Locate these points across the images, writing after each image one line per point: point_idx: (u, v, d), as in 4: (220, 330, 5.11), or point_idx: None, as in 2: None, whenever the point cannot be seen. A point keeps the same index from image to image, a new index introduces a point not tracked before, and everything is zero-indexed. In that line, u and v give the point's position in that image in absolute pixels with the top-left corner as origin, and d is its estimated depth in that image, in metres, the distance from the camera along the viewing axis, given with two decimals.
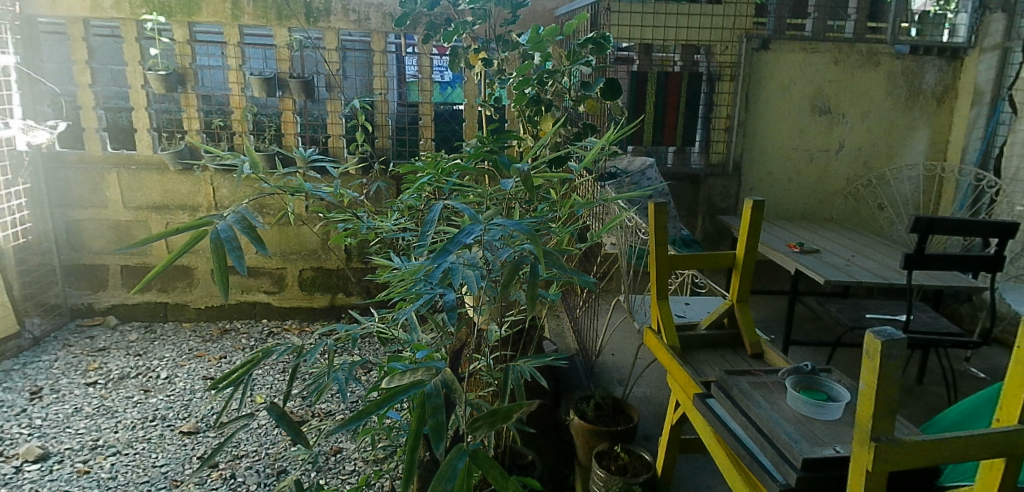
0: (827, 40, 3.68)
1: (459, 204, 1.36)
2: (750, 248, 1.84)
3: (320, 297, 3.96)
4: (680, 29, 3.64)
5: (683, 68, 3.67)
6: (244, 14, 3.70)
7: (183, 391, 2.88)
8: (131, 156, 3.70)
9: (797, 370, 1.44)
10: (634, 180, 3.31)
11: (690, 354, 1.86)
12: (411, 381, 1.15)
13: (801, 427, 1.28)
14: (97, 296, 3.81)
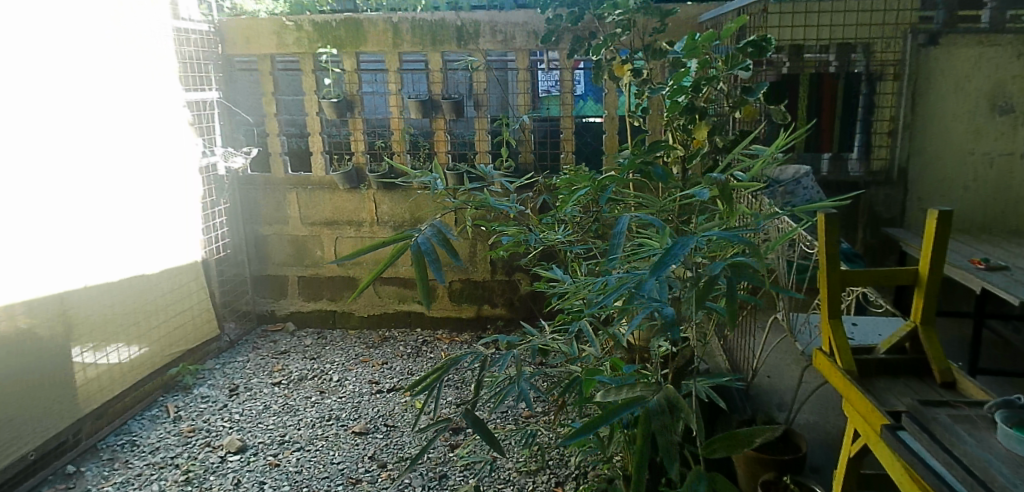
0: (1008, 31, 3.25)
1: (648, 214, 1.31)
2: (936, 261, 1.58)
3: (467, 308, 4.11)
4: (834, 27, 3.33)
5: (838, 70, 3.37)
6: (403, 42, 3.95)
7: (352, 394, 3.10)
8: (308, 177, 4.09)
9: (1009, 405, 1.25)
10: (787, 190, 3.10)
11: (869, 381, 1.60)
12: (630, 397, 1.14)
13: (1021, 471, 1.10)
14: (279, 304, 4.23)
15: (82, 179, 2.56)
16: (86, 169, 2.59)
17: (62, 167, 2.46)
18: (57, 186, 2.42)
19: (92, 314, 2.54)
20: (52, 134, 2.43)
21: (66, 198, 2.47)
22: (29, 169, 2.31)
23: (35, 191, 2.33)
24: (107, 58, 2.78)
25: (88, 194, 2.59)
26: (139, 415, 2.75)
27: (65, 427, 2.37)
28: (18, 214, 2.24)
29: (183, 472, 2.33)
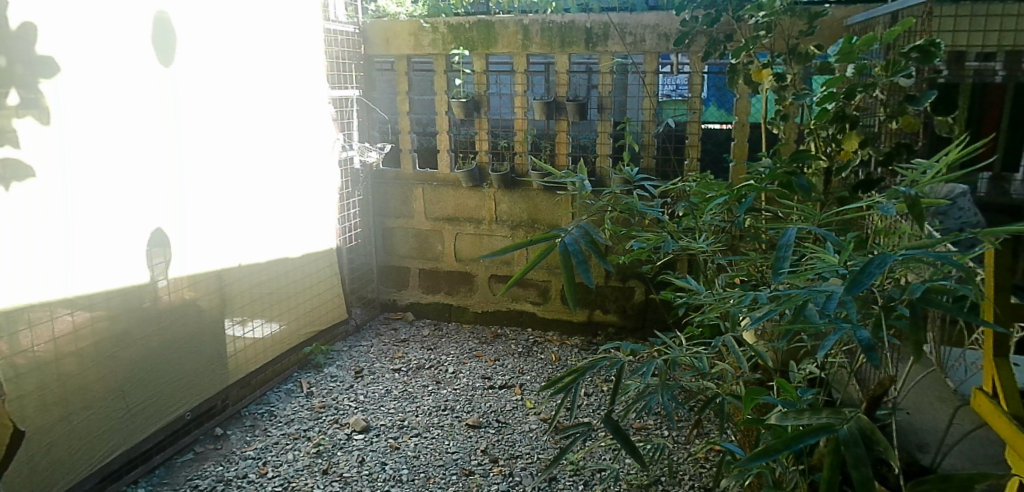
0: None
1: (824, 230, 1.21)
2: None
3: (579, 311, 4.06)
4: (1005, 33, 2.99)
5: (1006, 79, 3.02)
6: (533, 44, 3.98)
7: (466, 387, 3.16)
8: (435, 174, 4.23)
9: None
10: (941, 210, 2.78)
11: None
12: (817, 422, 1.05)
13: None
14: (400, 294, 4.41)
15: (250, 163, 2.67)
16: (250, 152, 2.66)
17: (236, 151, 2.58)
18: (229, 168, 2.54)
19: (247, 291, 2.66)
20: (232, 119, 2.55)
21: (235, 179, 2.58)
22: (210, 150, 2.43)
23: (212, 171, 2.45)
24: (287, 51, 2.90)
25: (254, 178, 2.70)
26: (276, 388, 2.96)
27: (219, 390, 2.53)
28: (195, 191, 2.35)
29: (314, 444, 2.48)
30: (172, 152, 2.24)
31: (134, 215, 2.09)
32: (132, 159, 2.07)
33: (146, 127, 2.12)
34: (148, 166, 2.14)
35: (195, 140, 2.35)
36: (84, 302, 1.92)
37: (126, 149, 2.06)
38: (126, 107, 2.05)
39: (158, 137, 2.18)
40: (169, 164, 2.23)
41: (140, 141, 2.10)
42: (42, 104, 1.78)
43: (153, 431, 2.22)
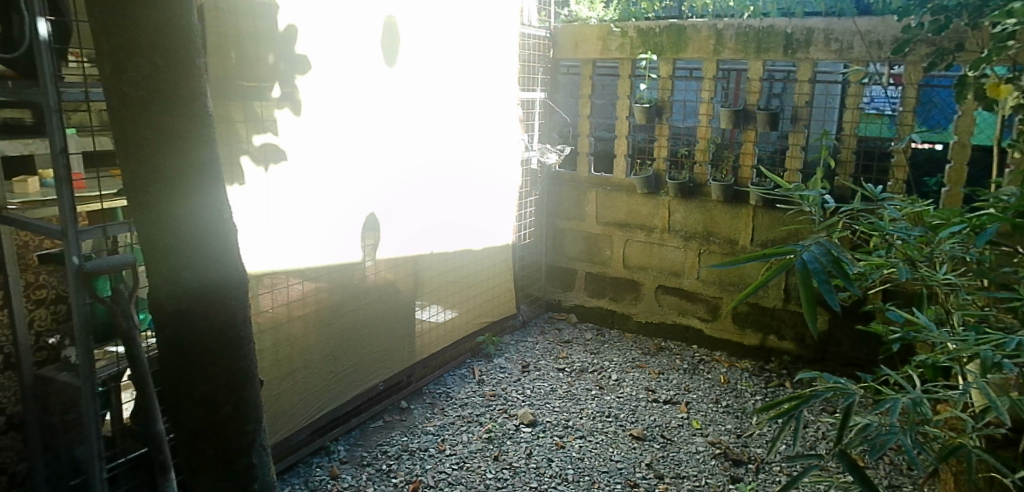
0: None
1: None
2: None
3: (751, 334, 3.79)
4: None
5: None
6: (725, 49, 3.74)
7: (630, 396, 3.10)
8: (609, 178, 4.15)
9: None
10: None
11: None
12: None
13: None
14: (565, 295, 4.44)
15: (446, 157, 2.81)
16: (446, 146, 2.80)
17: (437, 146, 2.74)
18: (430, 161, 2.71)
19: (434, 278, 2.83)
20: (430, 112, 2.67)
21: (435, 173, 2.75)
22: (414, 143, 2.59)
23: (417, 163, 2.63)
24: (482, 48, 2.97)
25: (449, 171, 2.85)
26: (450, 371, 3.13)
27: (404, 367, 2.72)
28: (402, 182, 2.55)
29: (485, 431, 2.59)
30: (387, 146, 2.44)
31: (353, 201, 2.30)
32: (354, 152, 2.28)
33: (365, 124, 2.31)
34: (368, 158, 2.35)
35: (402, 134, 2.52)
36: (309, 274, 2.15)
37: (348, 142, 2.25)
38: (351, 106, 2.24)
39: (376, 132, 2.37)
40: (383, 156, 2.42)
41: (360, 135, 2.30)
42: (296, 98, 2.02)
43: (351, 397, 2.43)
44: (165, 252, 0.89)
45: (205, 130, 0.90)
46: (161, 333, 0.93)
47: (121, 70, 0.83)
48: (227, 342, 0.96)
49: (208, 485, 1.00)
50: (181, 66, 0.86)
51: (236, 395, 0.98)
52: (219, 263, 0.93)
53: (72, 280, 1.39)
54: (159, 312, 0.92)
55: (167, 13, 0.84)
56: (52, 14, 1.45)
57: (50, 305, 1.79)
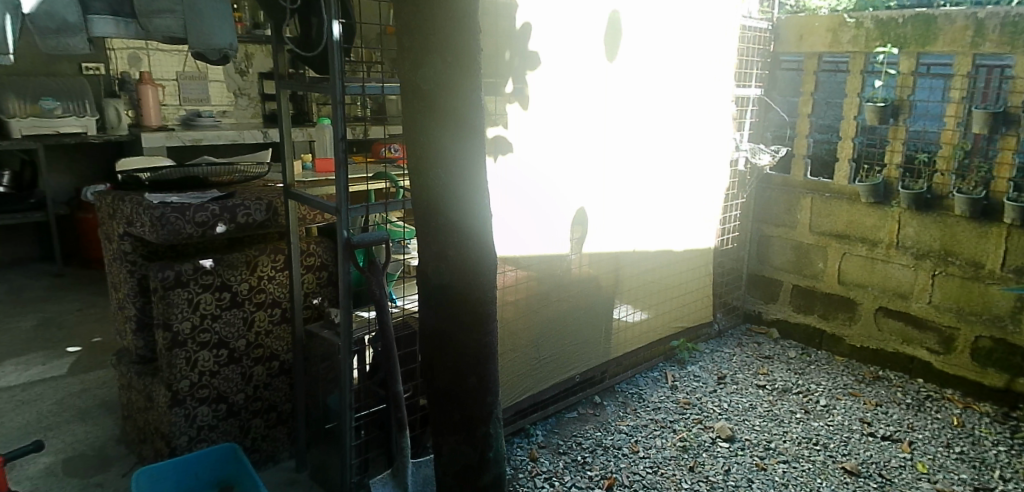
0: None
1: None
2: None
3: (995, 375, 3.20)
4: None
5: None
6: (986, 42, 3.09)
7: (841, 426, 2.81)
8: (828, 184, 3.73)
9: None
10: None
11: None
12: None
13: None
14: (767, 307, 4.14)
15: (630, 162, 2.62)
16: (632, 150, 2.61)
17: (621, 150, 2.56)
18: (613, 166, 2.53)
19: (634, 276, 2.80)
20: (619, 113, 2.50)
21: (618, 179, 2.58)
22: (598, 146, 2.44)
23: (599, 169, 2.47)
24: (683, 39, 2.76)
25: (632, 177, 2.65)
26: (643, 371, 3.10)
27: (600, 363, 2.73)
28: (582, 188, 2.41)
29: (680, 439, 2.51)
30: (571, 145, 2.33)
31: (567, 195, 2.36)
32: (537, 154, 2.21)
33: (549, 122, 2.22)
34: (571, 161, 2.34)
35: (587, 135, 2.38)
36: (522, 262, 2.25)
37: (532, 142, 2.18)
38: (538, 105, 2.17)
39: (562, 132, 2.27)
40: (566, 159, 2.31)
41: (544, 136, 2.22)
42: (525, 93, 2.11)
43: (551, 385, 2.51)
44: (436, 236, 0.94)
45: (481, 127, 0.90)
46: (426, 306, 1.00)
47: (417, 71, 0.85)
48: (478, 324, 0.99)
49: (451, 443, 1.08)
50: (464, 64, 0.85)
51: (482, 371, 1.02)
52: (479, 253, 0.95)
53: (341, 251, 1.63)
54: (427, 286, 0.98)
55: (458, 14, 0.83)
56: (342, 18, 1.70)
57: (317, 270, 2.06)
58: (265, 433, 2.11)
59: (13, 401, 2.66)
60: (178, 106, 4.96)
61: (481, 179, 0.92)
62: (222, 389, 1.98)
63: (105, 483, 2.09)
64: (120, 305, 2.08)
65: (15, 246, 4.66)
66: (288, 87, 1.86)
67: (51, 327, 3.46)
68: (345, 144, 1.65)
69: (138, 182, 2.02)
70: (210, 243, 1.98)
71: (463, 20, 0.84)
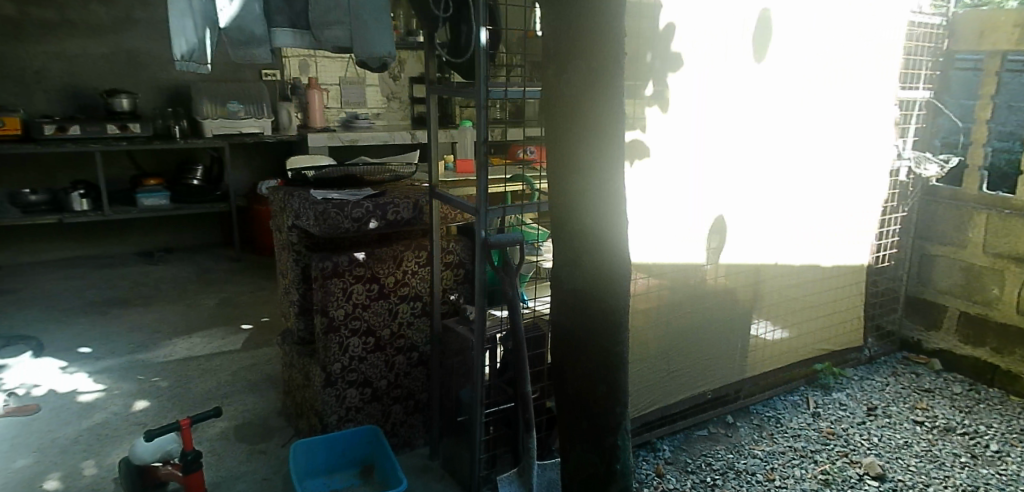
0: None
1: None
2: None
3: None
4: None
5: None
6: None
7: (1018, 476, 2.45)
8: (1008, 199, 3.27)
9: None
10: None
11: None
12: None
13: None
14: (928, 335, 3.74)
15: (777, 170, 2.48)
16: (778, 157, 2.47)
17: (767, 157, 2.43)
18: (757, 174, 2.41)
19: (776, 292, 2.65)
20: (765, 118, 2.37)
21: (761, 188, 2.45)
22: (742, 153, 2.34)
23: (741, 177, 2.36)
24: (842, 39, 2.56)
25: (777, 186, 2.50)
26: (782, 393, 2.92)
27: (735, 381, 2.61)
28: (721, 197, 2.32)
29: (822, 471, 2.34)
30: (712, 152, 2.24)
31: (705, 202, 2.27)
32: (675, 159, 2.15)
33: (688, 128, 2.16)
34: (711, 168, 2.26)
35: (730, 142, 2.29)
36: (655, 270, 2.21)
37: (671, 148, 2.13)
38: (678, 110, 2.11)
39: (702, 138, 2.20)
40: (705, 166, 2.24)
41: (683, 141, 2.16)
42: (665, 96, 2.06)
43: (681, 399, 2.45)
44: (571, 242, 0.91)
45: (622, 133, 0.85)
46: (557, 310, 0.96)
47: (559, 73, 0.84)
48: (609, 332, 0.93)
49: (578, 451, 1.03)
50: (606, 66, 0.82)
51: (611, 380, 0.95)
52: (615, 262, 0.90)
53: (478, 250, 1.68)
54: (560, 291, 0.95)
55: (603, 15, 0.80)
56: (490, 25, 1.76)
57: (455, 267, 2.17)
58: (403, 419, 2.24)
59: (199, 369, 3.04)
60: (339, 109, 5.39)
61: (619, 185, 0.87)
62: (368, 374, 2.13)
63: (267, 451, 2.33)
64: (286, 289, 2.31)
65: (202, 231, 5.32)
66: (436, 91, 1.96)
67: (228, 305, 3.90)
68: (487, 147, 1.71)
69: (304, 178, 2.22)
70: (362, 237, 2.14)
71: (607, 21, 0.80)
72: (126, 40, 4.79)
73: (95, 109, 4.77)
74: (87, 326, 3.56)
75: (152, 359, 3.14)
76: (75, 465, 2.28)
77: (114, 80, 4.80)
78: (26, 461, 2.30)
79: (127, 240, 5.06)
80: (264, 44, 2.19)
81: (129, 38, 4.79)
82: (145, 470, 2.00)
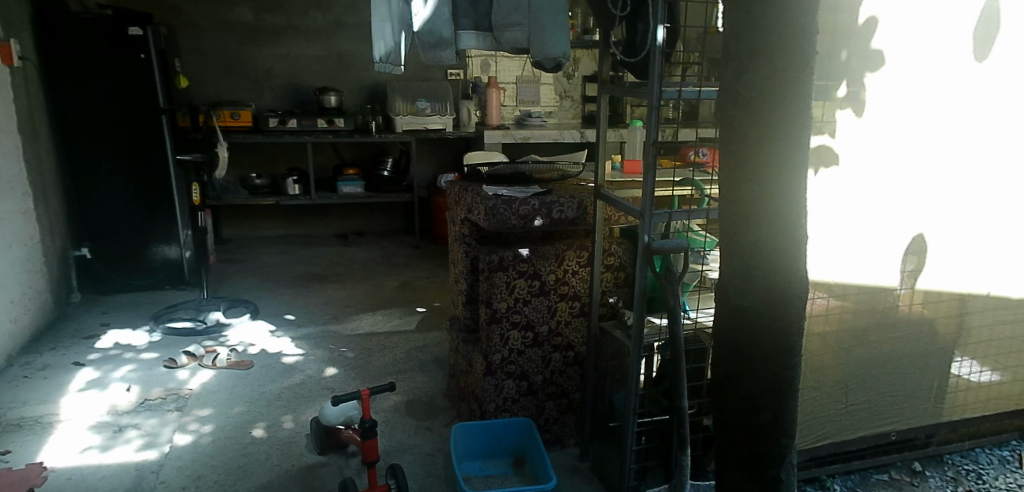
0: None
1: None
2: None
3: None
4: None
5: None
6: None
7: None
8: None
9: None
10: None
11: None
12: None
13: None
14: None
15: (1004, 185, 2.12)
16: (1008, 170, 2.11)
17: (992, 170, 2.09)
18: (976, 189, 2.09)
19: (989, 327, 2.28)
20: (992, 124, 2.04)
21: (981, 205, 2.12)
22: (958, 164, 2.04)
23: (955, 191, 2.06)
24: None
25: (1003, 204, 2.14)
26: (987, 446, 2.53)
27: (927, 424, 2.32)
28: (926, 212, 2.05)
29: None
30: (918, 162, 1.99)
31: (903, 218, 2.03)
32: (870, 170, 1.95)
33: (890, 135, 1.94)
34: (916, 180, 2.00)
35: (943, 151, 2.01)
36: (837, 290, 2.04)
37: (866, 156, 1.94)
38: (877, 116, 1.91)
39: (906, 146, 1.96)
40: (908, 178, 1.99)
41: (882, 150, 1.94)
42: (862, 97, 1.88)
43: (858, 436, 2.24)
44: (740, 252, 0.85)
45: (807, 137, 0.78)
46: (720, 324, 0.90)
47: (740, 71, 0.79)
48: (779, 356, 0.85)
49: (735, 478, 0.94)
50: (793, 65, 0.76)
51: (779, 406, 0.87)
52: (787, 279, 0.82)
53: (640, 255, 1.66)
54: (724, 303, 0.89)
55: (794, 8, 0.74)
56: (668, 23, 1.71)
57: (616, 270, 2.17)
58: (556, 416, 2.30)
59: (379, 345, 3.34)
60: (515, 107, 5.60)
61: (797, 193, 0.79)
62: (525, 368, 2.20)
63: (433, 428, 2.50)
64: (456, 279, 2.46)
65: (388, 218, 5.81)
66: (609, 91, 1.95)
67: (407, 288, 4.24)
68: (656, 149, 1.67)
69: (478, 174, 2.35)
70: (528, 234, 2.21)
71: (800, 16, 0.74)
72: (335, 43, 5.36)
73: (309, 105, 5.41)
74: (292, 297, 4.07)
75: (341, 331, 3.51)
76: (277, 418, 2.63)
77: (324, 79, 5.41)
78: (241, 409, 2.70)
79: (327, 223, 5.69)
80: (450, 45, 2.31)
81: (339, 41, 5.36)
82: (331, 431, 2.35)
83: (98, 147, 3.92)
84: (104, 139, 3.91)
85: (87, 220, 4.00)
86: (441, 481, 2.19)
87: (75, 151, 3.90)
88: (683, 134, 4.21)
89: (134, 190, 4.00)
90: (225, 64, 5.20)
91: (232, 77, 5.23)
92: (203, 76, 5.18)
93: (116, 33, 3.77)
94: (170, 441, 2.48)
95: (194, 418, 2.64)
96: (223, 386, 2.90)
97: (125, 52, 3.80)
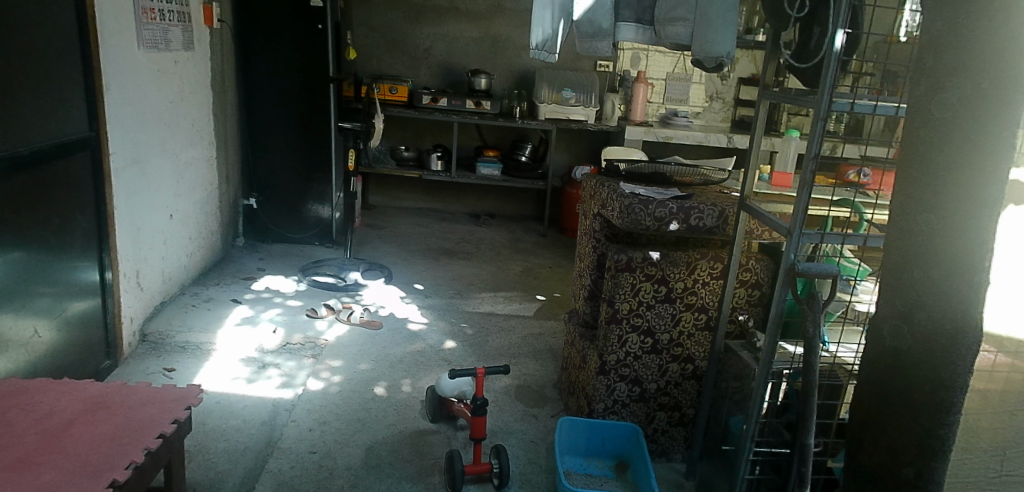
0: None
1: None
2: None
3: None
4: None
5: None
6: None
7: None
8: None
9: None
10: None
11: None
12: None
13: None
14: None
15: None
16: None
17: None
18: None
19: None
20: None
21: None
22: None
23: None
24: None
25: None
26: None
27: None
28: None
29: None
30: None
31: None
32: None
33: None
34: None
35: None
36: None
37: None
38: None
39: None
40: None
41: None
42: None
43: None
44: (898, 290, 0.68)
45: (1005, 172, 0.59)
46: (859, 365, 0.73)
47: (929, 95, 0.64)
48: (931, 409, 0.65)
49: None
50: (997, 83, 0.59)
51: (925, 465, 0.67)
52: (954, 323, 0.64)
53: (783, 275, 1.56)
54: (871, 343, 0.71)
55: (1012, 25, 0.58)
56: (849, 27, 1.58)
57: (750, 287, 2.07)
58: (665, 429, 2.24)
59: (498, 326, 3.43)
60: (661, 104, 5.46)
61: (973, 239, 0.61)
62: (640, 372, 2.16)
63: (539, 417, 2.53)
64: (581, 273, 2.45)
65: (520, 204, 5.90)
66: (771, 96, 1.83)
67: (529, 275, 4.29)
68: (816, 163, 1.55)
69: (617, 170, 2.32)
70: (659, 236, 2.15)
71: (1012, 26, 0.58)
72: (493, 26, 5.49)
73: (460, 85, 5.61)
74: (422, 267, 4.27)
75: (464, 307, 3.64)
76: (397, 380, 2.78)
77: (478, 61, 5.57)
78: (367, 366, 2.88)
79: (462, 201, 5.89)
80: (608, 37, 2.30)
81: (496, 25, 5.49)
82: (445, 402, 2.45)
83: (273, 108, 4.31)
84: (280, 102, 4.30)
85: (257, 173, 4.43)
86: (541, 470, 2.22)
87: (255, 109, 4.33)
88: (844, 149, 3.91)
89: (298, 150, 4.37)
90: (389, 40, 5.51)
91: (394, 53, 5.54)
92: (369, 49, 5.53)
93: (301, 5, 4.11)
94: (304, 385, 2.72)
95: (326, 367, 2.86)
96: (354, 342, 3.11)
97: (307, 23, 4.14)
